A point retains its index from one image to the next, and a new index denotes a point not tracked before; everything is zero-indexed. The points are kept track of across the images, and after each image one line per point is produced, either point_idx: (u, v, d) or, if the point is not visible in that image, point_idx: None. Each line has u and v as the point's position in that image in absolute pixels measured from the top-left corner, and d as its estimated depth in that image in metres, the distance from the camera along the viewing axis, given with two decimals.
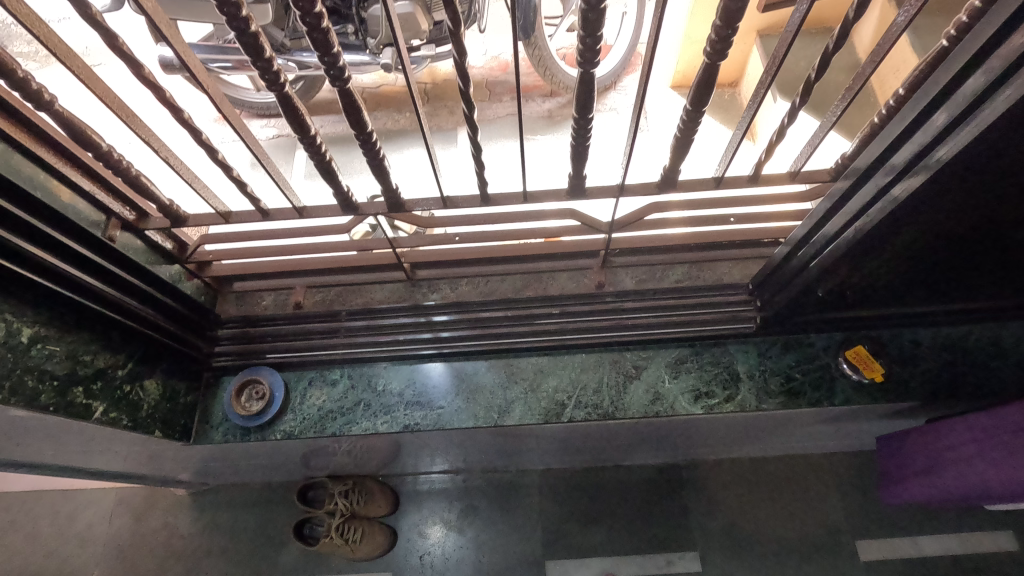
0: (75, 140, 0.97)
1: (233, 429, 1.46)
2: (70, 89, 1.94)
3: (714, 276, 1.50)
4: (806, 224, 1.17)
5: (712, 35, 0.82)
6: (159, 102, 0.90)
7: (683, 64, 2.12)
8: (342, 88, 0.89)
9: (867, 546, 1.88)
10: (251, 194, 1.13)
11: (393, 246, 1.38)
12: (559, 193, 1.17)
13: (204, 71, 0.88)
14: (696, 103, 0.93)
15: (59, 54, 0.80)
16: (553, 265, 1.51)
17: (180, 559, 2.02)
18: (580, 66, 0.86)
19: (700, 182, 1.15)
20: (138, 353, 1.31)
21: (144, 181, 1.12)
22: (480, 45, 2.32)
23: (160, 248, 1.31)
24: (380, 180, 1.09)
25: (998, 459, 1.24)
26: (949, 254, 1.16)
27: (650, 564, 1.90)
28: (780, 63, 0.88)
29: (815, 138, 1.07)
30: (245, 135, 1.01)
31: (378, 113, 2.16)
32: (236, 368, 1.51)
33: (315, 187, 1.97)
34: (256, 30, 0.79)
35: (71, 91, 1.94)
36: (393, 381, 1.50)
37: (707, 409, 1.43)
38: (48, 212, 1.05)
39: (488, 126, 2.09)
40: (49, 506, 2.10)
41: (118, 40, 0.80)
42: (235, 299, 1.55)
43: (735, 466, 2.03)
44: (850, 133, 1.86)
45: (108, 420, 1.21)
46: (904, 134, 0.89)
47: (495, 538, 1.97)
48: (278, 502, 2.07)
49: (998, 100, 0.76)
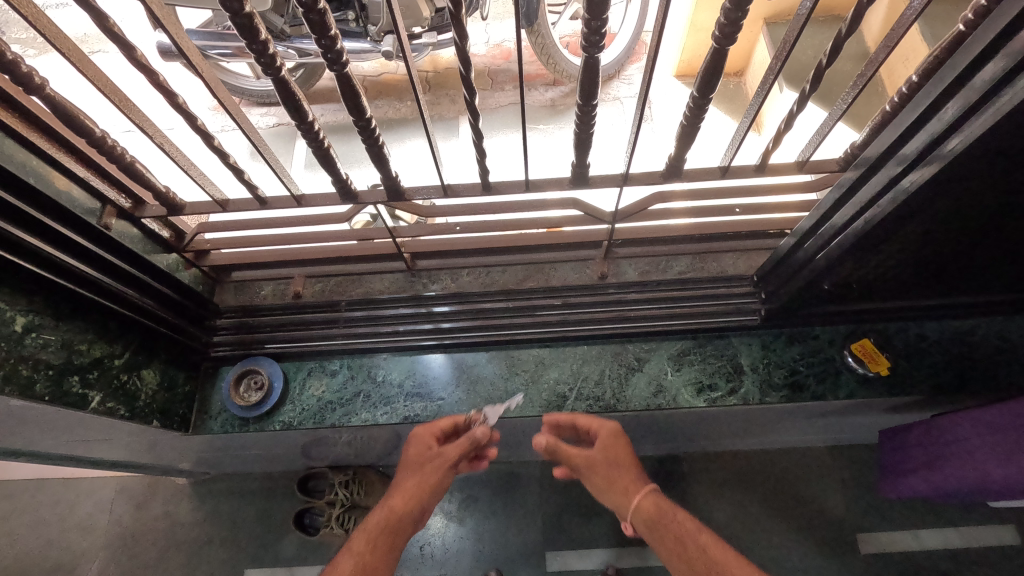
0: (68, 126, 0.95)
1: (231, 419, 1.45)
2: (66, 75, 1.91)
3: (717, 268, 1.48)
4: (813, 215, 1.15)
5: (721, 19, 0.80)
6: (152, 87, 0.88)
7: (688, 53, 2.08)
8: (340, 72, 0.86)
9: (869, 540, 1.87)
10: (249, 181, 1.10)
11: (393, 236, 1.37)
12: (562, 181, 1.15)
13: (198, 54, 0.86)
14: (703, 90, 0.91)
15: (49, 35, 0.78)
16: (555, 256, 1.50)
17: (181, 548, 2.02)
18: (584, 51, 0.83)
19: (706, 171, 1.13)
20: (135, 343, 1.30)
21: (139, 168, 1.10)
22: (483, 33, 2.29)
23: (156, 237, 1.29)
24: (379, 168, 1.07)
25: (1002, 454, 1.22)
26: (959, 246, 1.14)
27: (650, 556, 1.90)
28: (791, 48, 0.86)
29: (824, 127, 1.05)
30: (242, 122, 0.99)
31: (379, 101, 2.13)
32: (234, 358, 1.50)
33: (315, 177, 1.95)
34: (251, 12, 0.76)
35: (67, 77, 1.92)
36: (393, 373, 1.49)
37: (710, 402, 1.41)
38: (42, 199, 1.03)
39: (490, 115, 2.06)
40: (50, 494, 2.10)
41: (109, 22, 0.78)
42: (234, 290, 1.53)
43: (736, 458, 2.02)
44: (859, 124, 1.84)
45: (105, 410, 1.21)
46: (917, 123, 0.87)
47: (495, 530, 1.96)
48: (278, 492, 2.07)
49: (1016, 88, 0.73)
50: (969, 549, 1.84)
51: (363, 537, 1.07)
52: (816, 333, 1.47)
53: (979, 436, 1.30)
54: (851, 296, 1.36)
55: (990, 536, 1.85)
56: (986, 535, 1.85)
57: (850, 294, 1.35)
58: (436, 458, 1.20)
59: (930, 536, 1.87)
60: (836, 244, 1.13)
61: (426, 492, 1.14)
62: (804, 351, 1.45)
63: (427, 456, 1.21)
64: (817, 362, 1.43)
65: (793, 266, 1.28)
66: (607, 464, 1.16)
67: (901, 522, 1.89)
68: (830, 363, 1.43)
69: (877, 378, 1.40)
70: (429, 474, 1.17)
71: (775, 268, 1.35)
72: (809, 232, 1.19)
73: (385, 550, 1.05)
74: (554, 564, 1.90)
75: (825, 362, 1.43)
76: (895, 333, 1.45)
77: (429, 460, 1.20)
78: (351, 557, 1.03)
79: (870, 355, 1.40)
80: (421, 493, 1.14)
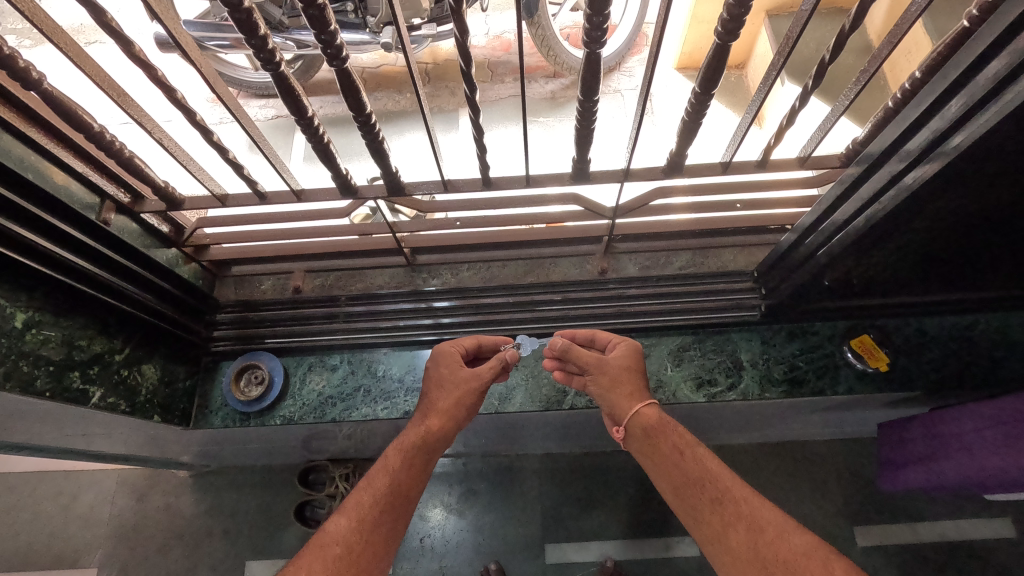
0: (67, 121, 0.94)
1: (232, 414, 1.46)
2: (61, 67, 1.89)
3: (718, 264, 1.48)
4: (814, 212, 1.15)
5: (724, 14, 0.79)
6: (151, 82, 0.87)
7: (691, 45, 2.05)
8: (339, 67, 0.86)
9: (866, 532, 1.88)
10: (248, 176, 1.10)
11: (393, 231, 1.36)
12: (562, 176, 1.15)
13: (196, 49, 0.85)
14: (706, 85, 0.90)
15: (45, 30, 0.77)
16: (555, 251, 1.50)
17: (182, 540, 2.03)
18: (586, 46, 0.83)
19: (708, 167, 1.13)
20: (135, 338, 1.31)
21: (138, 163, 1.09)
22: (482, 24, 2.27)
23: (156, 232, 1.28)
24: (380, 163, 1.06)
25: (999, 450, 1.23)
26: (960, 243, 1.14)
27: (648, 547, 1.91)
28: (794, 43, 0.85)
29: (827, 123, 1.04)
30: (241, 117, 0.99)
31: (378, 94, 2.11)
32: (235, 353, 1.50)
33: (314, 171, 1.94)
34: (249, 6, 0.76)
35: (62, 69, 1.90)
36: (393, 367, 1.49)
37: (709, 397, 1.42)
38: (41, 194, 1.03)
39: (489, 108, 2.05)
40: (51, 486, 2.11)
41: (106, 16, 0.77)
42: (234, 284, 1.53)
43: (735, 451, 2.03)
44: (862, 119, 1.82)
45: (105, 405, 1.21)
46: (920, 120, 0.87)
47: (494, 522, 1.98)
48: (279, 485, 2.08)
49: (1019, 87, 0.73)
50: (965, 541, 1.85)
51: (397, 455, 1.11)
52: (816, 329, 1.47)
53: (977, 432, 1.30)
54: (852, 291, 1.36)
55: (986, 529, 1.87)
56: (982, 527, 1.87)
57: (850, 290, 1.35)
58: (465, 383, 1.21)
59: (927, 529, 1.88)
60: (837, 240, 1.13)
61: (457, 413, 1.18)
62: (803, 347, 1.46)
63: (455, 377, 1.22)
64: (816, 358, 1.44)
65: (794, 262, 1.28)
66: (627, 377, 1.19)
67: (898, 514, 1.90)
68: (829, 359, 1.43)
69: (876, 373, 1.40)
70: (458, 398, 1.19)
71: (777, 263, 1.35)
72: (810, 228, 1.19)
73: (418, 469, 1.11)
74: (554, 555, 1.92)
75: (824, 357, 1.44)
76: (894, 328, 1.45)
77: (458, 382, 1.21)
78: (387, 474, 1.09)
79: (868, 351, 1.40)
80: (454, 414, 1.18)
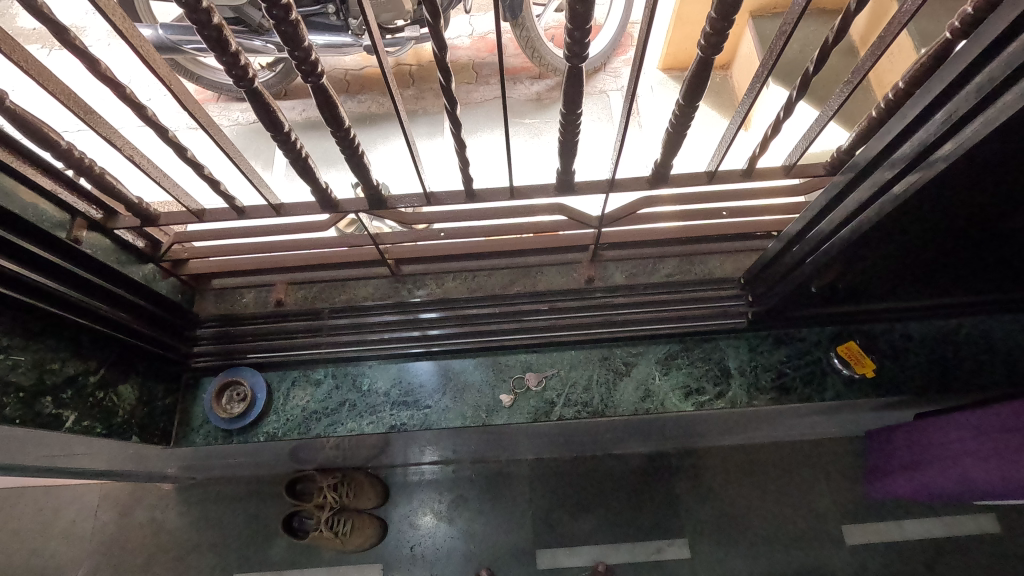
0: (32, 138, 0.90)
1: (214, 431, 1.43)
2: (19, 85, 1.81)
3: (704, 270, 1.49)
4: (801, 220, 1.15)
5: (707, 28, 0.78)
6: (120, 99, 0.84)
7: (676, 44, 1.95)
8: (315, 83, 0.83)
9: (854, 531, 1.89)
10: (224, 192, 1.06)
11: (376, 242, 1.34)
12: (547, 188, 1.12)
13: (164, 64, 0.81)
14: (689, 97, 0.89)
15: (4, 48, 0.73)
16: (541, 259, 1.49)
17: (166, 555, 1.98)
18: (568, 59, 0.81)
19: (693, 177, 1.11)
20: (109, 358, 1.28)
21: (110, 180, 1.06)
22: (466, 25, 2.22)
23: (130, 247, 1.26)
24: (361, 177, 1.03)
25: (1001, 455, 1.23)
26: (944, 250, 1.14)
27: (639, 551, 1.90)
28: (778, 55, 0.84)
29: (812, 132, 1.02)
30: (215, 133, 0.95)
31: (360, 96, 2.07)
32: (217, 369, 1.48)
33: (290, 181, 1.88)
34: (220, 23, 0.73)
35: (20, 87, 1.81)
36: (379, 381, 1.46)
37: (698, 406, 1.41)
38: (5, 213, 1.00)
39: (473, 110, 2.02)
40: (32, 502, 2.06)
41: (68, 34, 0.73)
42: (214, 298, 1.51)
43: (725, 454, 2.02)
44: (851, 123, 1.74)
45: (80, 429, 1.19)
46: (904, 132, 0.87)
47: (484, 529, 1.96)
48: (265, 496, 2.04)
49: (1000, 104, 0.74)
50: (951, 538, 1.86)
51: None
52: (803, 335, 1.47)
53: (982, 434, 1.30)
54: (838, 298, 1.36)
55: (971, 525, 1.88)
56: (967, 523, 1.88)
57: (836, 296, 1.35)
58: None
59: (914, 527, 1.89)
60: (824, 249, 1.13)
61: None
62: (791, 353, 1.46)
63: None
64: (803, 364, 1.44)
65: (782, 269, 1.29)
66: None
67: (886, 512, 1.91)
68: (817, 365, 1.44)
69: (862, 378, 1.41)
70: None
71: (764, 270, 1.36)
72: (796, 237, 1.19)
73: None
74: (544, 561, 1.90)
75: (812, 363, 1.44)
76: (879, 333, 1.46)
77: None
78: None
79: (855, 356, 1.42)
80: None
